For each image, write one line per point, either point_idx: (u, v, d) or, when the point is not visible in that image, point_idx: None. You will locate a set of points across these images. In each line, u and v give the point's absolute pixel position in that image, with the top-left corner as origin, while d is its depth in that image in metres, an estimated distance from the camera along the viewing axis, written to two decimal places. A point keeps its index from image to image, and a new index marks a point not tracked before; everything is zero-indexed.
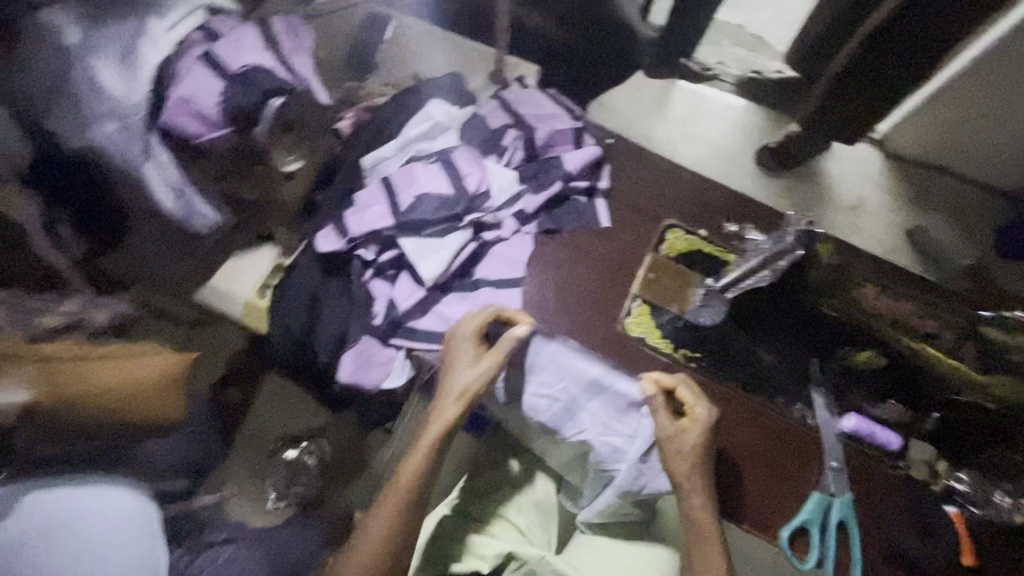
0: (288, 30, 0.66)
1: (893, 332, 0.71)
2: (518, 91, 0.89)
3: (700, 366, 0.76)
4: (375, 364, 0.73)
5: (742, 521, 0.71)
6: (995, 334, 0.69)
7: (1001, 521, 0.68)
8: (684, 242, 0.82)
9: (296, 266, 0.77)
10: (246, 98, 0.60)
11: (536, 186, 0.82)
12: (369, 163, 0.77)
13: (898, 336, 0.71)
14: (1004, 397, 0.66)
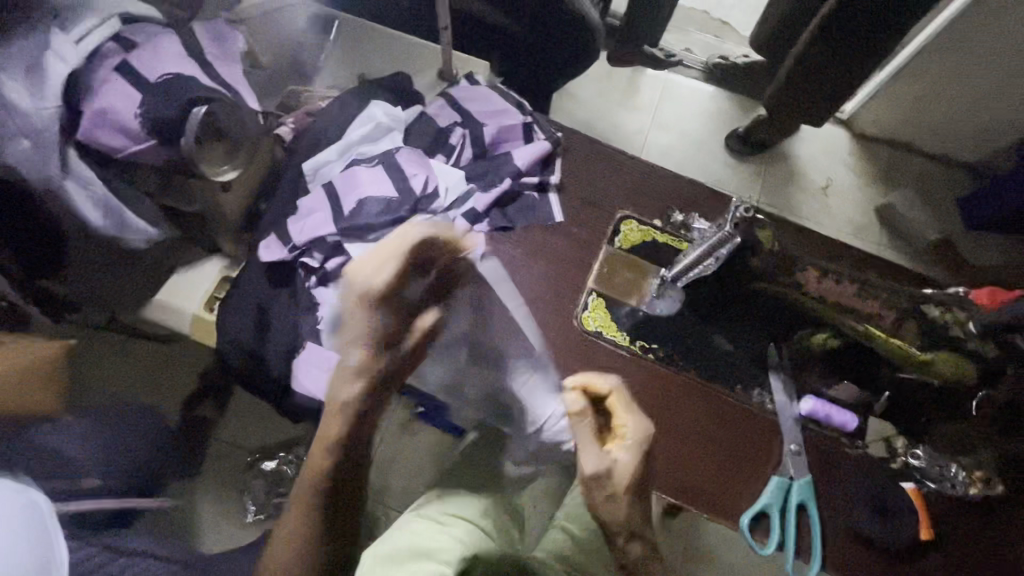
0: (212, 36, 0.65)
1: (837, 315, 0.73)
2: (466, 88, 0.88)
3: (658, 357, 0.75)
4: (323, 372, 0.69)
5: (702, 509, 0.69)
6: (932, 312, 0.72)
7: (956, 493, 0.69)
8: (638, 233, 0.81)
9: (241, 278, 0.75)
10: (167, 108, 0.58)
11: (485, 184, 0.81)
12: (310, 169, 0.75)
13: (842, 319, 0.73)
14: (940, 371, 0.69)
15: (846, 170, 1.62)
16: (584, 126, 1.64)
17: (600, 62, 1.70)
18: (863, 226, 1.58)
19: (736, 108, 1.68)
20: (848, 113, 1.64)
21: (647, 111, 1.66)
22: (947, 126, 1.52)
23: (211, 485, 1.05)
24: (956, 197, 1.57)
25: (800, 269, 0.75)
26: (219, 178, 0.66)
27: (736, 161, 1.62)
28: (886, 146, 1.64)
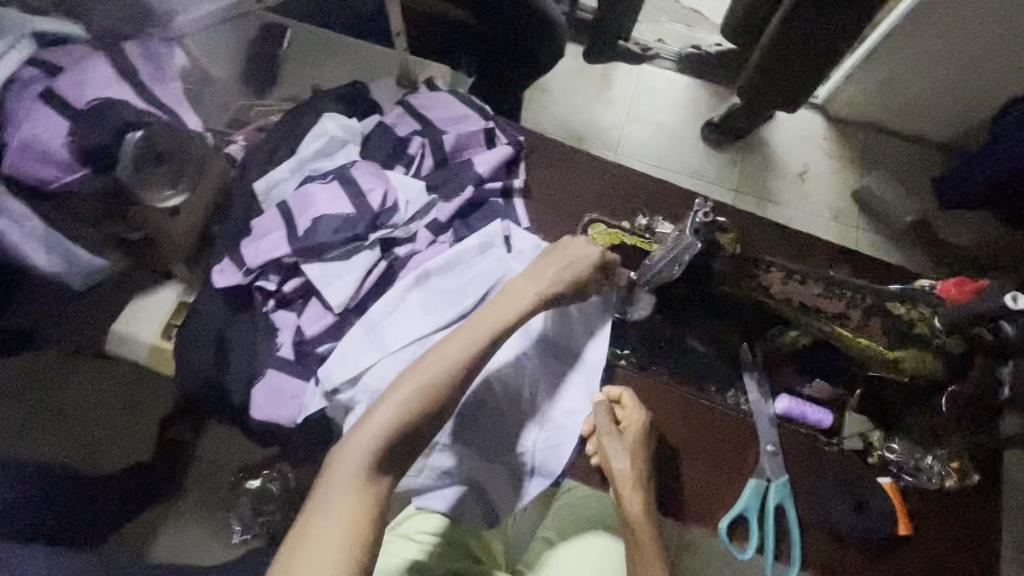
0: (145, 55, 0.63)
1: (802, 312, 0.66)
2: (425, 94, 0.86)
3: (631, 363, 0.74)
4: (285, 400, 0.68)
5: (671, 513, 0.69)
6: None
7: (930, 485, 0.69)
8: (606, 236, 0.77)
9: (197, 303, 0.72)
10: (99, 135, 0.57)
11: (447, 193, 0.79)
12: (263, 188, 0.74)
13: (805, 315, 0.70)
14: (910, 368, 0.62)
15: (823, 155, 1.62)
16: (557, 123, 1.62)
17: (571, 57, 1.68)
18: (841, 211, 1.58)
19: (711, 97, 1.67)
20: (821, 98, 1.64)
21: (621, 104, 1.64)
22: (917, 107, 1.52)
23: (192, 509, 1.03)
24: (931, 177, 1.58)
25: (763, 268, 0.63)
26: (163, 205, 0.64)
27: (712, 152, 1.61)
28: (860, 130, 1.64)
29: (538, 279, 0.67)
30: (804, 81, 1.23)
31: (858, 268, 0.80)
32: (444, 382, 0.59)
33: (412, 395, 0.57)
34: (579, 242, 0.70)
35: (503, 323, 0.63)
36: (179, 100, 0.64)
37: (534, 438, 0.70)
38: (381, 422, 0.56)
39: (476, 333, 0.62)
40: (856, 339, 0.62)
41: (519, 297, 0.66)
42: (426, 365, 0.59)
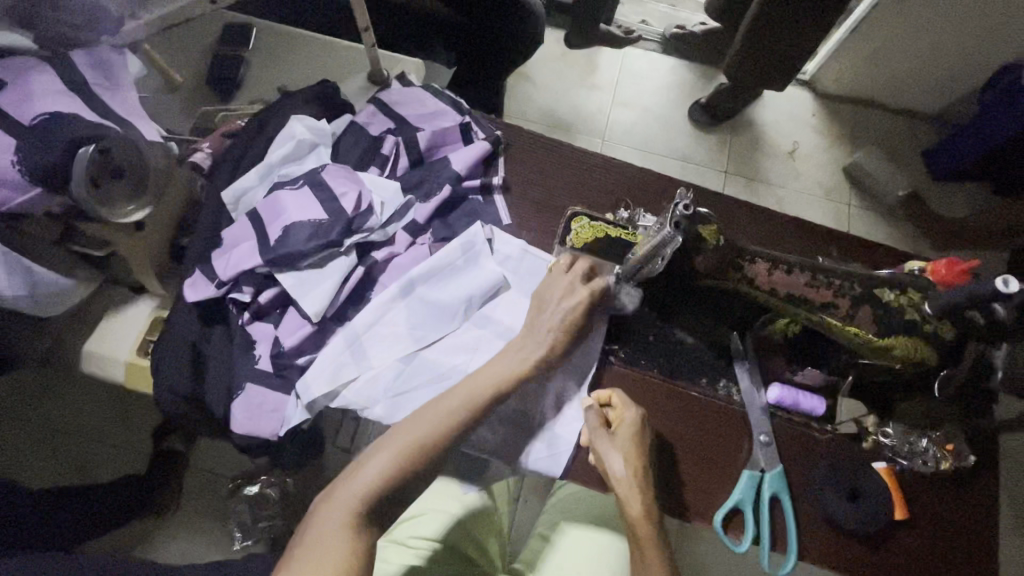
0: (93, 64, 0.61)
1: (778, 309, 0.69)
2: (397, 91, 0.83)
3: (620, 359, 0.72)
4: (266, 414, 0.67)
5: (670, 511, 0.67)
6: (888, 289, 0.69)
7: (925, 470, 0.68)
8: (590, 230, 0.75)
9: (170, 318, 0.70)
10: (48, 152, 0.54)
11: (424, 193, 0.76)
12: (231, 197, 0.73)
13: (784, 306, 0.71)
14: (902, 357, 0.59)
15: (812, 132, 1.60)
16: (541, 111, 1.58)
17: (553, 44, 1.64)
18: (832, 187, 1.56)
19: (697, 78, 1.64)
20: (809, 74, 1.61)
21: (606, 90, 1.61)
22: (906, 79, 1.50)
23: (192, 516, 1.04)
24: (922, 149, 1.56)
25: (748, 261, 0.61)
26: (125, 220, 0.62)
27: (699, 134, 1.59)
28: (849, 105, 1.62)
29: (535, 340, 0.64)
30: (785, 58, 1.20)
31: (848, 251, 0.78)
32: (427, 444, 0.58)
33: (396, 454, 0.57)
34: (566, 294, 0.66)
35: (497, 382, 0.61)
36: (133, 109, 0.64)
37: (532, 449, 0.67)
38: (364, 480, 0.56)
39: (469, 397, 0.60)
40: (845, 328, 0.60)
41: (517, 357, 0.64)
42: (412, 424, 0.59)
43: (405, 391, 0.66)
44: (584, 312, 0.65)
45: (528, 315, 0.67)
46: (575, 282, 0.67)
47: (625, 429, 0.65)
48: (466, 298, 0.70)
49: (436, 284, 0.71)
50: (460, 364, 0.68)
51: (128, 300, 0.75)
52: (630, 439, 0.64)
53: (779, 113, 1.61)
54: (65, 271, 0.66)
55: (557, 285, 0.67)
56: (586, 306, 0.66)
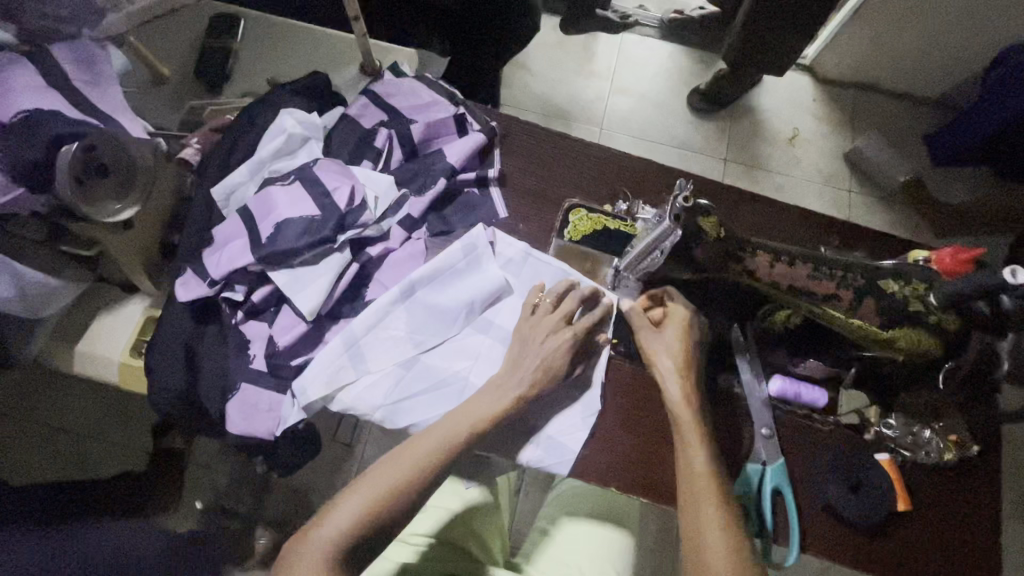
0: (76, 59, 0.60)
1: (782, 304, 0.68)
2: (390, 81, 0.81)
3: (621, 353, 0.71)
4: (261, 413, 0.66)
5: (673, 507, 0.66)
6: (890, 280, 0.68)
7: (929, 461, 0.67)
8: (587, 222, 0.73)
9: (162, 317, 0.69)
10: (30, 150, 0.52)
11: (418, 187, 0.75)
12: (221, 194, 0.71)
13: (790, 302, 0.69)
14: (905, 349, 0.59)
15: (812, 118, 1.58)
16: (538, 100, 1.56)
17: (549, 30, 1.61)
18: (832, 173, 1.55)
19: (695, 64, 1.61)
20: (809, 58, 1.59)
21: (604, 77, 1.59)
22: (907, 63, 1.47)
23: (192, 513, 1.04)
24: (923, 134, 1.54)
25: (749, 252, 0.59)
26: (112, 219, 0.60)
27: (698, 121, 1.56)
28: (850, 90, 1.60)
29: (514, 376, 0.64)
30: (786, 44, 1.18)
31: (850, 241, 0.77)
32: (400, 490, 0.58)
33: (370, 497, 0.57)
34: (551, 334, 0.66)
35: (474, 421, 0.61)
36: (118, 104, 0.62)
37: (531, 454, 0.66)
38: (336, 525, 0.55)
39: (445, 436, 0.60)
40: (848, 321, 0.59)
41: (499, 394, 0.63)
42: (388, 467, 0.59)
43: (406, 398, 0.65)
44: (567, 353, 0.66)
45: (519, 341, 0.67)
46: (559, 323, 0.67)
47: (684, 377, 0.65)
48: (467, 302, 0.68)
49: (438, 287, 0.69)
50: (463, 369, 0.68)
51: (120, 299, 0.74)
52: (687, 384, 0.65)
53: (779, 98, 1.59)
54: (53, 271, 0.65)
55: (541, 325, 0.67)
56: (568, 349, 0.66)
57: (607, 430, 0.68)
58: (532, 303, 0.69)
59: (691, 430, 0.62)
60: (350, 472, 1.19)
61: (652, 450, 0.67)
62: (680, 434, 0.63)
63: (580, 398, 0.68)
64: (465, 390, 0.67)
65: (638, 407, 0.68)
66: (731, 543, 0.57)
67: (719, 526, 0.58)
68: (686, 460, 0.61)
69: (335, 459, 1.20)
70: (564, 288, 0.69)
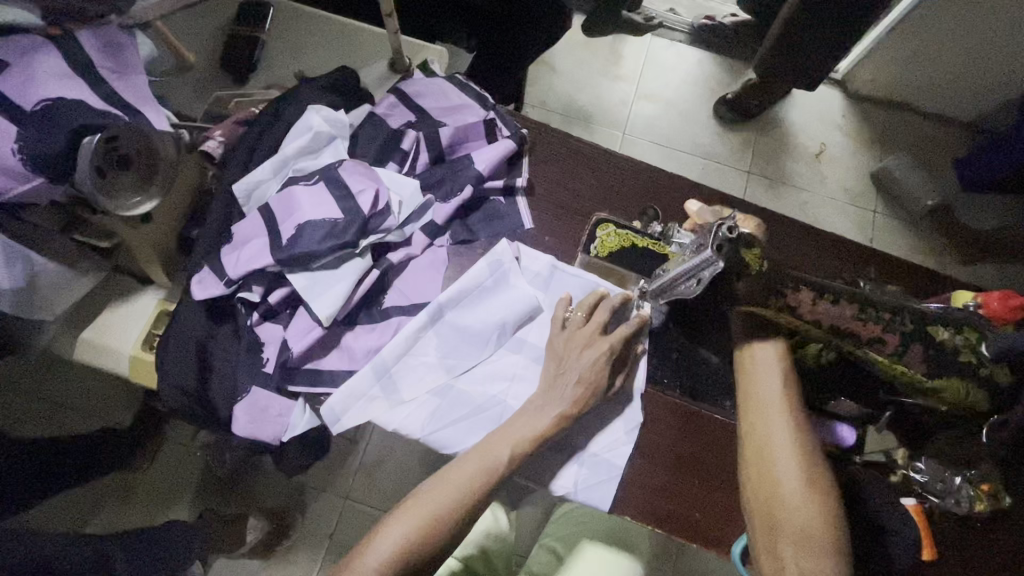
0: (101, 45, 0.57)
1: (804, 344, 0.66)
2: (419, 81, 0.79)
3: (645, 376, 0.69)
4: (270, 418, 0.64)
5: (691, 540, 0.65)
6: None
7: (959, 510, 0.64)
8: (616, 238, 0.72)
9: (176, 312, 0.68)
10: (50, 139, 0.50)
11: (443, 194, 0.73)
12: (242, 190, 0.69)
13: None
14: (950, 399, 0.57)
15: (841, 134, 1.54)
16: (562, 101, 1.53)
17: (577, 30, 1.57)
18: (859, 193, 1.51)
19: (725, 73, 1.57)
20: (842, 73, 1.55)
21: (630, 82, 1.55)
22: (946, 84, 1.43)
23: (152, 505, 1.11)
24: (955, 158, 1.49)
25: (792, 288, 0.56)
26: (132, 213, 0.59)
27: (725, 132, 1.53)
28: (882, 107, 1.56)
29: (554, 395, 0.64)
30: (823, 54, 1.14)
31: (883, 273, 0.74)
32: (444, 517, 0.58)
33: (419, 521, 0.58)
34: (586, 348, 0.66)
35: (515, 444, 0.61)
36: (144, 94, 0.59)
37: (573, 477, 0.66)
38: (380, 553, 0.56)
39: (484, 463, 0.60)
40: (893, 367, 0.57)
41: (538, 415, 0.63)
42: (433, 493, 0.59)
43: (445, 425, 0.66)
44: (602, 369, 0.65)
45: (553, 363, 0.66)
46: (593, 334, 0.66)
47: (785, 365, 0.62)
48: (500, 322, 0.68)
49: (468, 307, 0.69)
50: (499, 392, 0.68)
51: (133, 291, 0.73)
52: (789, 370, 0.62)
53: (814, 110, 1.55)
54: (67, 262, 0.63)
55: (574, 339, 0.66)
56: (606, 363, 0.65)
57: (634, 462, 0.67)
58: (561, 318, 0.68)
59: (779, 418, 0.60)
60: (351, 469, 1.19)
61: (679, 481, 0.66)
62: (763, 417, 0.60)
63: (617, 420, 0.67)
64: (503, 414, 0.67)
65: (666, 439, 0.68)
66: (823, 520, 0.55)
67: (819, 516, 0.56)
68: (772, 448, 0.59)
69: (337, 456, 1.19)
70: (594, 300, 0.68)
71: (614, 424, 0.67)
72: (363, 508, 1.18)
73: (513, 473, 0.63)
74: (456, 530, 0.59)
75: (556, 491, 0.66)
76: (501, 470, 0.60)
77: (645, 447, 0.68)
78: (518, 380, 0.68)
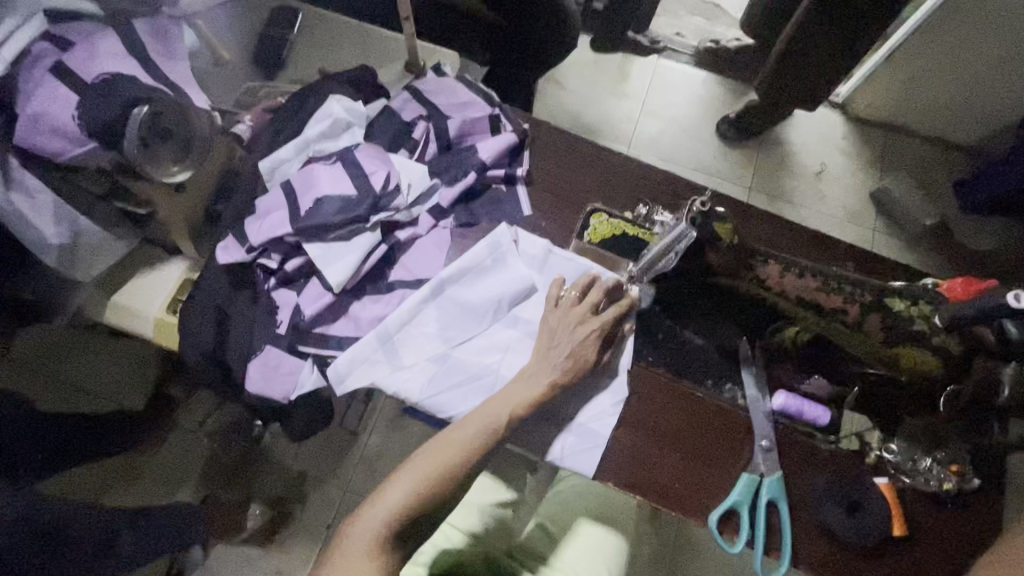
0: (153, 32, 0.64)
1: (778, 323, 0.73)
2: (432, 80, 0.86)
3: (633, 354, 0.74)
4: (281, 375, 0.70)
5: (671, 509, 0.68)
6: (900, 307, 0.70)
7: (928, 488, 0.67)
8: (607, 226, 0.79)
9: (201, 278, 0.74)
10: (107, 109, 0.57)
11: (450, 179, 0.79)
12: (267, 167, 0.76)
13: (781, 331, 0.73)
14: (908, 365, 0.67)
15: (840, 153, 1.59)
16: (569, 114, 1.61)
17: (586, 50, 1.66)
18: (857, 213, 1.55)
19: (728, 94, 1.64)
20: (842, 96, 1.61)
21: (636, 99, 1.63)
22: (944, 108, 1.48)
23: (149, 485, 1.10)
24: (953, 181, 1.54)
25: (761, 261, 0.73)
26: (170, 181, 0.66)
27: (726, 148, 1.59)
28: (880, 129, 1.61)
29: (546, 365, 0.68)
30: (822, 75, 1.19)
31: (861, 267, 0.78)
32: (446, 476, 0.62)
33: (422, 480, 0.62)
34: (579, 325, 0.70)
35: (511, 408, 0.66)
36: (185, 78, 0.66)
37: (561, 445, 0.70)
38: (385, 508, 0.60)
39: (480, 424, 0.65)
40: (854, 333, 0.69)
41: (531, 382, 0.68)
42: (431, 454, 0.63)
43: (441, 390, 0.70)
44: (592, 343, 0.69)
45: (545, 336, 0.71)
46: (586, 313, 0.71)
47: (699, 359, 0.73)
48: (497, 299, 0.73)
49: (466, 284, 0.74)
50: (493, 363, 0.72)
51: (161, 260, 0.79)
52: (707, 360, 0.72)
53: (812, 129, 1.61)
54: (107, 226, 0.70)
55: (567, 317, 0.71)
56: (595, 339, 0.70)
57: (618, 434, 0.71)
58: (555, 296, 0.72)
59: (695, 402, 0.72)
60: (353, 459, 1.24)
61: (660, 453, 0.70)
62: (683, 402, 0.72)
63: (604, 392, 0.72)
64: (495, 382, 0.72)
65: (649, 414, 0.72)
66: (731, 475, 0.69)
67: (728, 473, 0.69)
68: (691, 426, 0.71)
69: (341, 444, 1.25)
70: (587, 281, 0.73)
71: (601, 397, 0.72)
72: (362, 497, 1.22)
73: (507, 438, 0.67)
74: (452, 488, 0.63)
75: (546, 458, 0.70)
76: (497, 430, 0.65)
77: (629, 420, 0.71)
78: (511, 352, 0.73)
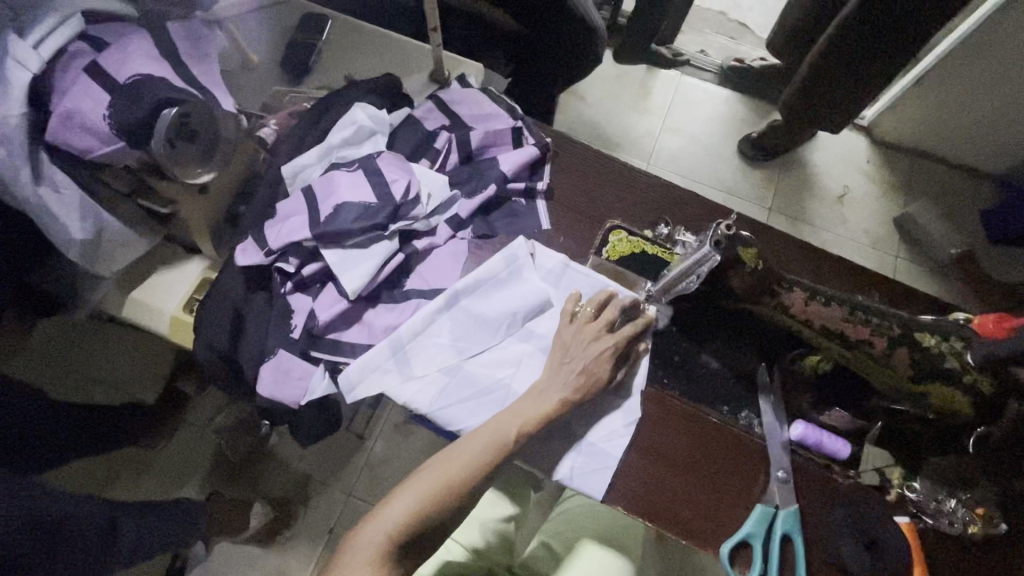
0: (186, 35, 0.66)
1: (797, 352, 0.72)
2: (456, 90, 0.86)
3: (647, 375, 0.72)
4: (293, 380, 0.70)
5: (682, 537, 0.66)
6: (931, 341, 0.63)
7: (953, 531, 0.64)
8: (626, 244, 0.78)
9: (218, 279, 0.74)
10: (135, 109, 0.58)
11: (470, 189, 0.79)
12: (289, 172, 0.76)
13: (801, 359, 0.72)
14: (937, 403, 0.63)
15: (864, 177, 1.57)
16: (590, 127, 1.60)
17: (610, 65, 1.66)
18: (879, 238, 1.52)
19: (751, 113, 1.63)
20: (867, 119, 1.59)
21: (657, 114, 1.62)
22: (974, 135, 1.45)
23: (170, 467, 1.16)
24: (981, 209, 1.50)
25: (785, 289, 0.64)
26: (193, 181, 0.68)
27: (747, 167, 1.57)
28: (906, 154, 1.58)
29: (559, 382, 0.67)
30: (847, 99, 1.18)
31: (886, 296, 0.76)
32: (451, 489, 0.61)
33: (427, 492, 0.61)
34: (593, 342, 0.69)
35: (521, 424, 0.64)
36: (214, 80, 0.68)
37: (571, 464, 0.68)
38: (390, 520, 0.59)
39: (489, 439, 0.64)
40: (882, 368, 0.64)
41: (543, 398, 0.66)
42: (438, 466, 0.63)
43: (452, 403, 0.70)
44: (606, 361, 0.68)
45: (558, 352, 0.70)
46: (601, 331, 0.70)
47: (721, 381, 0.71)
48: (512, 312, 0.72)
49: (481, 296, 0.73)
50: (505, 377, 0.72)
51: (180, 259, 0.80)
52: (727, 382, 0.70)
53: (835, 151, 1.59)
54: (130, 223, 0.71)
55: (581, 333, 0.70)
56: (609, 358, 0.68)
57: (629, 456, 0.69)
58: (570, 312, 0.71)
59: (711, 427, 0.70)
60: (358, 464, 1.23)
61: (672, 478, 0.68)
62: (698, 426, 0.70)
63: (616, 413, 0.70)
64: (507, 397, 0.71)
65: (662, 437, 0.70)
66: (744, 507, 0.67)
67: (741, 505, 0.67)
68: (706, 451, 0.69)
69: (347, 449, 1.24)
70: (603, 298, 0.72)
71: (612, 418, 0.70)
72: (365, 504, 1.20)
73: (516, 455, 0.66)
74: (457, 502, 0.62)
75: (555, 478, 0.68)
76: (506, 447, 0.63)
77: (641, 443, 0.70)
78: (524, 367, 0.72)
